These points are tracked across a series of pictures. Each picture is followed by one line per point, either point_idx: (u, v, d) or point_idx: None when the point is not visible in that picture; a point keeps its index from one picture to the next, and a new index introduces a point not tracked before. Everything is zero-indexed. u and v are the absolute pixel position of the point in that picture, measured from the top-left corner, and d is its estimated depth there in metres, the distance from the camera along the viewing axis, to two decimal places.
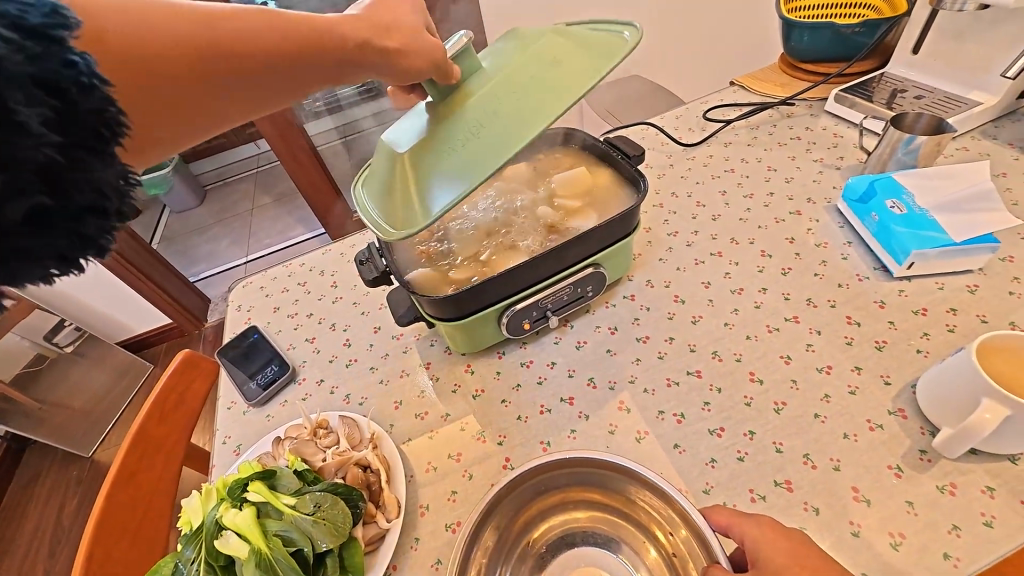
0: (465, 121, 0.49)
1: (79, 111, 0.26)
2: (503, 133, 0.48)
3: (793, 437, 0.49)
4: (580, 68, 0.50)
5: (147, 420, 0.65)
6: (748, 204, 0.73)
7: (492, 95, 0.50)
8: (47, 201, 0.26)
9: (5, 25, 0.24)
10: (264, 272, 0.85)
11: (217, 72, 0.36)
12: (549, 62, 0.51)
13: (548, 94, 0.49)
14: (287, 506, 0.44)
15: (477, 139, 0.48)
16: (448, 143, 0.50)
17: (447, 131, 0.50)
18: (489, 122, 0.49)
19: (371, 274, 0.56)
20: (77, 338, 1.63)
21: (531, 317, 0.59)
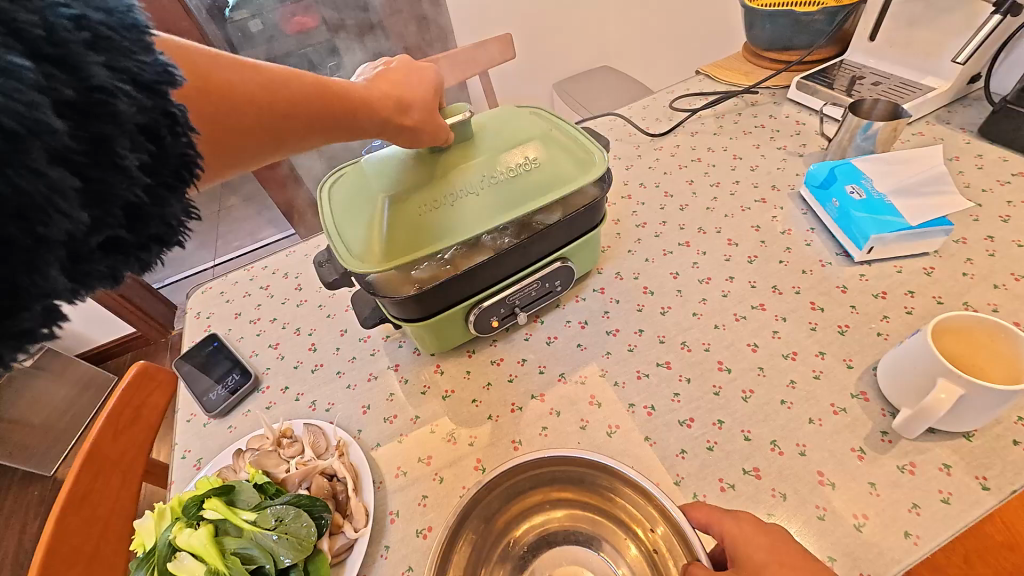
0: (444, 183, 0.52)
1: (168, 155, 0.27)
2: (475, 210, 0.52)
3: (761, 425, 0.49)
4: (560, 166, 0.54)
5: (102, 436, 0.61)
6: (715, 193, 0.74)
7: (475, 165, 0.53)
8: (125, 233, 0.26)
9: (125, 79, 0.25)
10: (225, 276, 0.82)
11: (252, 123, 0.37)
12: (534, 147, 0.55)
13: (522, 185, 0.53)
14: (246, 522, 0.43)
15: (457, 203, 0.52)
16: (425, 194, 0.52)
17: (423, 182, 0.52)
18: (472, 191, 0.52)
19: (332, 276, 0.54)
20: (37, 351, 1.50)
21: (498, 315, 0.58)
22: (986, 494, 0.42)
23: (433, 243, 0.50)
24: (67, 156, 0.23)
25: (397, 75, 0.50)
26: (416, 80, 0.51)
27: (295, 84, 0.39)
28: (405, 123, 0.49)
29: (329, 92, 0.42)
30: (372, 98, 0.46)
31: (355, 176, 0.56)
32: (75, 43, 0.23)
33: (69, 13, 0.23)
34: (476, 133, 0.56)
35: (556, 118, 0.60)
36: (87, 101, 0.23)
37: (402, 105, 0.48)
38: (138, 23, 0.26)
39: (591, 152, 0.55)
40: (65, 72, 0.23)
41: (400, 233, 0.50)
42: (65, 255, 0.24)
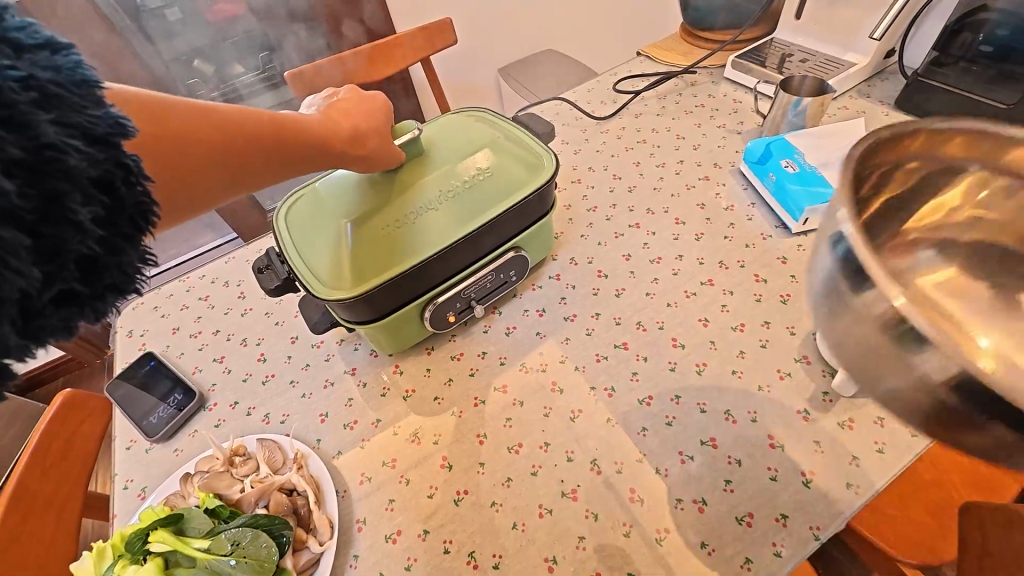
0: (403, 201, 0.51)
1: (123, 207, 0.26)
2: (434, 222, 0.51)
3: (714, 397, 0.51)
4: (514, 173, 0.55)
5: (26, 478, 0.56)
6: (661, 173, 0.75)
7: (431, 178, 0.53)
8: (79, 287, 0.25)
9: (76, 133, 0.23)
10: (157, 289, 0.76)
11: (207, 162, 0.35)
12: (486, 156, 0.55)
13: (479, 193, 0.53)
14: (199, 551, 0.40)
15: (420, 220, 0.51)
16: (386, 213, 0.51)
17: (380, 196, 0.52)
18: (433, 207, 0.52)
19: (273, 283, 0.51)
20: None
21: (455, 309, 0.57)
22: (914, 441, 0.46)
23: (398, 260, 0.49)
24: (14, 215, 0.21)
25: (346, 101, 0.49)
26: (367, 104, 0.50)
27: (251, 121, 0.38)
28: (362, 151, 0.48)
29: (285, 126, 0.40)
30: (327, 128, 0.45)
31: (312, 198, 0.55)
32: (23, 102, 0.22)
33: (14, 74, 0.22)
34: (427, 146, 0.56)
35: (504, 122, 0.59)
36: (37, 159, 0.22)
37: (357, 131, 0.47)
38: (88, 78, 0.25)
39: (542, 157, 0.56)
40: (12, 131, 0.21)
41: (366, 254, 0.49)
42: (16, 313, 0.22)
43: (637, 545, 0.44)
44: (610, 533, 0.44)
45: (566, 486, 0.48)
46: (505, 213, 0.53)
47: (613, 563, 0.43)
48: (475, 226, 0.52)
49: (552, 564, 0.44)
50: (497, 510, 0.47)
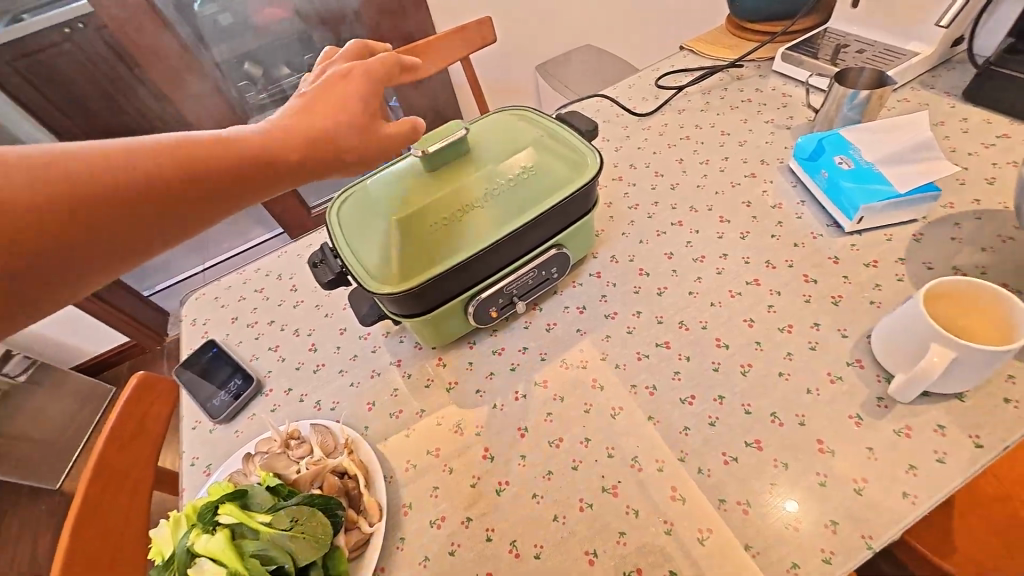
0: (450, 200, 0.53)
1: None
2: (479, 219, 0.53)
3: (760, 398, 0.50)
4: (557, 173, 0.55)
5: (108, 451, 0.62)
6: (704, 170, 0.74)
7: (476, 177, 0.54)
8: None
9: None
10: (218, 281, 0.81)
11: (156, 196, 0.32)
12: (531, 155, 0.56)
13: (523, 192, 0.54)
14: (263, 524, 0.43)
15: (466, 218, 0.53)
16: (433, 211, 0.52)
17: (427, 194, 0.53)
18: (478, 206, 0.53)
19: (327, 277, 0.53)
20: (29, 365, 1.49)
21: (497, 304, 0.58)
22: (979, 452, 0.43)
23: (445, 257, 0.51)
24: None
25: (318, 93, 0.42)
26: (343, 90, 0.42)
27: (180, 151, 0.34)
28: (334, 153, 0.40)
29: (225, 146, 0.35)
30: (282, 138, 0.38)
31: (362, 195, 0.57)
32: None
33: None
34: (473, 145, 0.57)
35: (548, 120, 0.60)
36: None
37: (332, 125, 0.40)
38: None
39: (585, 155, 0.56)
40: None
41: (415, 250, 0.51)
42: None
43: (678, 543, 0.44)
44: (651, 531, 0.45)
45: (607, 482, 0.48)
46: (548, 212, 0.54)
47: (654, 559, 0.43)
48: (518, 224, 0.52)
49: (592, 557, 0.44)
50: (538, 502, 0.48)
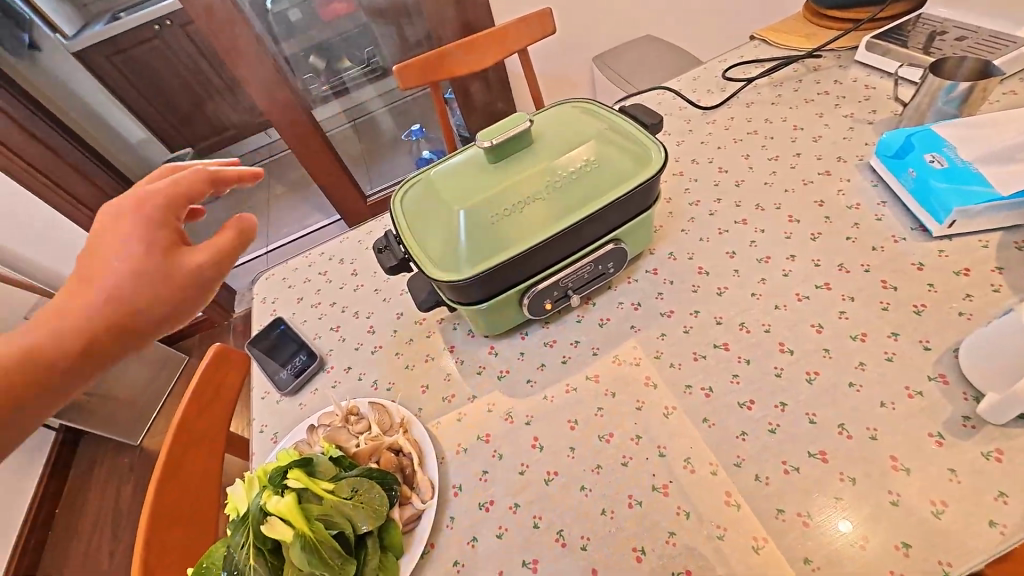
0: (511, 191, 0.54)
1: None
2: (538, 212, 0.53)
3: (827, 407, 0.48)
4: (619, 167, 0.55)
5: (189, 413, 0.67)
6: (773, 167, 0.71)
7: (538, 169, 0.55)
8: None
9: None
10: (286, 263, 0.86)
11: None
12: (593, 149, 0.55)
13: (583, 187, 0.54)
14: (327, 491, 0.46)
15: (526, 211, 0.53)
16: (494, 201, 0.53)
17: (489, 186, 0.54)
18: (539, 198, 0.53)
19: (390, 262, 0.55)
20: None
21: (552, 297, 0.59)
22: None
23: (504, 248, 0.52)
24: None
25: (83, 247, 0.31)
26: (111, 235, 0.31)
27: None
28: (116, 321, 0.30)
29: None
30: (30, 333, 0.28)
31: (426, 184, 0.59)
32: None
33: None
34: (535, 138, 0.58)
35: (612, 114, 0.60)
36: None
37: (102, 298, 0.29)
38: None
39: (650, 150, 0.55)
40: None
41: (475, 240, 0.52)
42: None
43: (731, 549, 0.43)
44: (702, 534, 0.44)
45: (657, 480, 0.47)
46: (609, 207, 0.53)
47: (704, 563, 0.43)
48: (577, 218, 0.53)
49: (640, 554, 0.44)
50: (586, 494, 0.48)
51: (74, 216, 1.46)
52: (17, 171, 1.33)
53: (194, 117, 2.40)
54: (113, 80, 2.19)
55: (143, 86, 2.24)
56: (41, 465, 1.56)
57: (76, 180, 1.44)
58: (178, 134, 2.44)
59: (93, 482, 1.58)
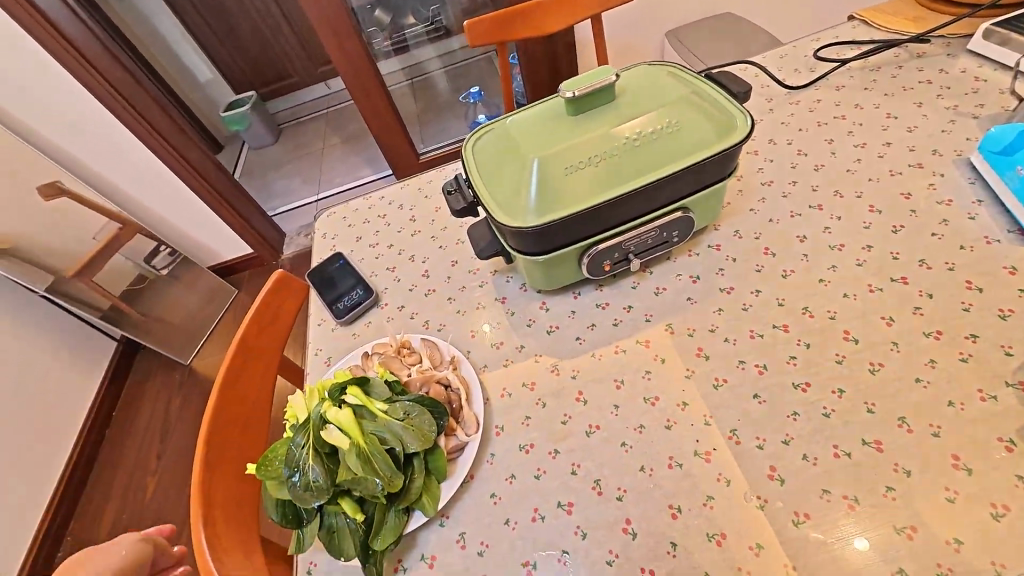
0: (588, 146, 0.53)
1: None
2: (611, 170, 0.53)
3: (888, 399, 0.47)
4: (698, 133, 0.53)
5: (250, 330, 0.72)
6: (858, 154, 0.67)
7: (618, 126, 0.54)
8: None
9: None
10: (347, 203, 0.89)
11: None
12: (676, 112, 0.54)
13: (660, 149, 0.53)
14: (381, 410, 0.48)
15: (602, 166, 0.53)
16: (571, 154, 0.53)
17: (565, 139, 0.54)
18: (616, 155, 0.53)
19: (458, 204, 0.56)
20: (171, 263, 1.76)
21: (612, 259, 0.59)
22: None
23: (575, 201, 0.52)
24: None
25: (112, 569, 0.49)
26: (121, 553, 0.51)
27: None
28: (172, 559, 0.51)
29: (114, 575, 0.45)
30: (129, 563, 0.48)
31: (501, 132, 0.59)
32: None
33: None
34: (617, 95, 0.56)
35: (697, 79, 0.57)
36: None
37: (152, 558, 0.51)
38: None
39: (734, 117, 0.54)
40: None
41: (548, 190, 0.52)
42: None
43: (769, 520, 0.43)
44: (740, 502, 0.44)
45: (700, 447, 0.48)
46: (685, 172, 0.52)
47: (739, 529, 0.43)
48: (650, 180, 0.52)
49: (675, 511, 0.45)
50: (627, 450, 0.49)
51: (145, 139, 1.52)
52: (95, 87, 1.39)
53: (260, 60, 2.46)
54: (190, 18, 2.27)
55: (215, 25, 2.32)
56: (103, 371, 1.70)
57: (148, 104, 1.50)
58: (244, 76, 2.52)
59: (147, 393, 1.71)
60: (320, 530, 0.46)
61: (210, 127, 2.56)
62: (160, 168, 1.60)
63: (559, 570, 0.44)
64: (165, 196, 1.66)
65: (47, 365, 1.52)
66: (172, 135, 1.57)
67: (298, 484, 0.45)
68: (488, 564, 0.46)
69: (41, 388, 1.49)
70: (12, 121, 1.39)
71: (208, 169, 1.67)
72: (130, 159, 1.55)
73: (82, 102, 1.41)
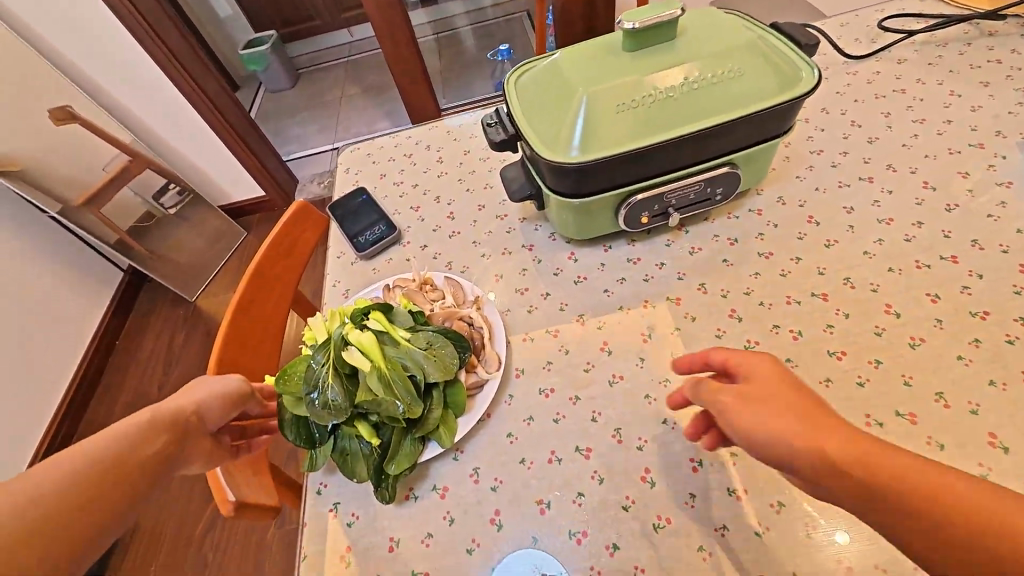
0: (644, 84, 0.50)
1: None
2: (665, 112, 0.50)
3: (927, 374, 0.45)
4: (760, 83, 0.50)
5: (267, 257, 0.70)
6: (916, 130, 0.64)
7: (677, 67, 0.51)
8: None
9: None
10: (372, 140, 0.86)
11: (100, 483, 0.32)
12: (740, 58, 0.50)
13: (718, 95, 0.50)
14: (403, 338, 0.47)
15: (657, 108, 0.50)
16: (625, 92, 0.50)
17: (619, 75, 0.51)
18: (673, 97, 0.50)
19: (498, 137, 0.54)
20: (179, 203, 1.73)
21: (650, 211, 0.56)
22: None
23: (624, 142, 0.50)
24: None
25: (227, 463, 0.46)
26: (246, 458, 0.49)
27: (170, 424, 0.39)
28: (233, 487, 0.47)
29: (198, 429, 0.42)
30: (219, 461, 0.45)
31: (549, 65, 0.56)
32: None
33: None
34: (678, 34, 0.53)
35: (762, 27, 0.54)
36: None
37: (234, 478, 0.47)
38: None
39: (800, 70, 0.50)
40: None
41: (598, 127, 0.50)
42: None
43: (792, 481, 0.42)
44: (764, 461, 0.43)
45: None
46: (742, 122, 0.50)
47: (761, 487, 0.42)
48: (703, 126, 0.49)
49: (696, 465, 0.44)
50: (650, 403, 0.48)
51: (163, 65, 1.45)
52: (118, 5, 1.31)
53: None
54: None
55: None
56: (108, 300, 1.70)
57: (171, 32, 1.43)
58: (265, 14, 2.43)
59: (151, 324, 1.72)
60: (333, 452, 0.46)
61: (227, 64, 2.49)
62: (176, 97, 1.53)
63: (574, 511, 0.44)
64: (179, 128, 1.61)
65: (52, 287, 1.52)
66: (191, 64, 1.49)
67: (316, 401, 0.44)
68: (501, 499, 0.46)
69: (45, 309, 1.49)
70: (27, 31, 1.33)
71: (225, 104, 1.61)
72: (148, 88, 1.50)
73: (101, 19, 1.34)
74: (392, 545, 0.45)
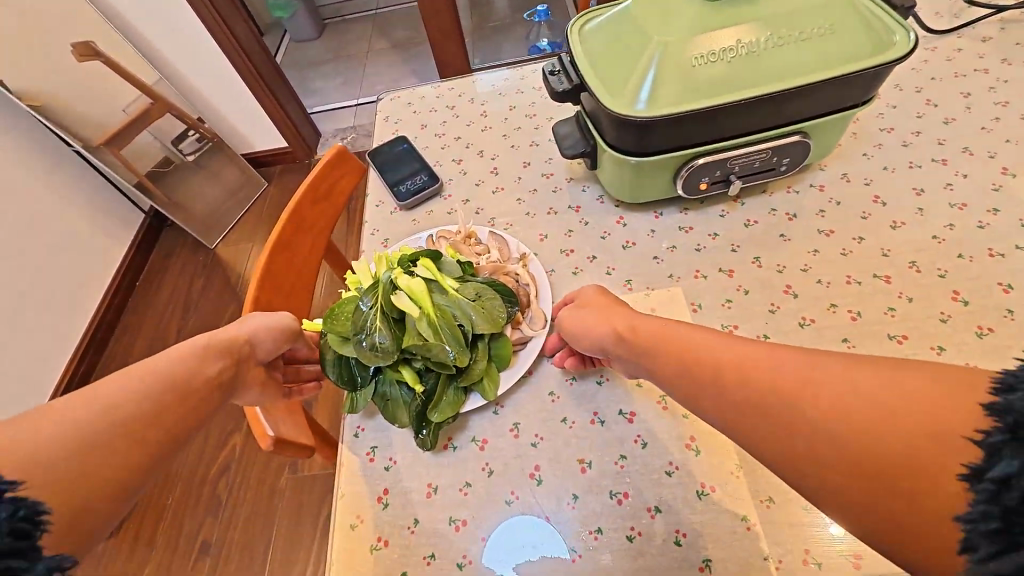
0: (724, 36, 0.47)
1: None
2: (744, 69, 0.47)
3: (993, 364, 0.44)
4: (848, 46, 0.47)
5: (305, 200, 0.69)
6: (998, 113, 0.60)
7: (762, 19, 0.47)
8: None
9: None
10: (412, 88, 0.83)
11: (162, 407, 0.33)
12: (829, 15, 0.47)
13: (803, 53, 0.47)
14: (452, 287, 0.46)
15: (736, 64, 0.47)
16: (703, 44, 0.47)
17: (697, 24, 0.47)
18: (753, 53, 0.47)
19: (561, 86, 0.52)
20: (198, 150, 1.71)
21: (711, 177, 0.54)
22: None
23: (697, 99, 0.47)
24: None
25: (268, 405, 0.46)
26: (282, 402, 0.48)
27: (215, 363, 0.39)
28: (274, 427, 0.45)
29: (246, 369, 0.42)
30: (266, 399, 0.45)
31: (618, 10, 0.52)
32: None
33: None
34: None
35: None
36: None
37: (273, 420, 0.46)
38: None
39: (892, 34, 0.47)
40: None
41: (671, 81, 0.47)
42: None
43: None
44: None
45: None
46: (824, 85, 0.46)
47: None
48: (782, 87, 0.46)
49: None
50: None
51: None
52: None
53: None
54: None
55: None
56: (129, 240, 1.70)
57: None
58: None
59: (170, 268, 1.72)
60: (375, 396, 0.45)
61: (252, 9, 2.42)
62: (203, 36, 1.48)
63: (615, 472, 0.44)
64: (204, 68, 1.56)
65: (74, 223, 1.52)
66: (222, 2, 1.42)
67: (363, 343, 0.43)
68: (542, 455, 0.45)
69: (67, 246, 1.49)
70: None
71: (253, 48, 1.55)
72: (178, 29, 1.46)
73: None
74: (429, 491, 0.45)
